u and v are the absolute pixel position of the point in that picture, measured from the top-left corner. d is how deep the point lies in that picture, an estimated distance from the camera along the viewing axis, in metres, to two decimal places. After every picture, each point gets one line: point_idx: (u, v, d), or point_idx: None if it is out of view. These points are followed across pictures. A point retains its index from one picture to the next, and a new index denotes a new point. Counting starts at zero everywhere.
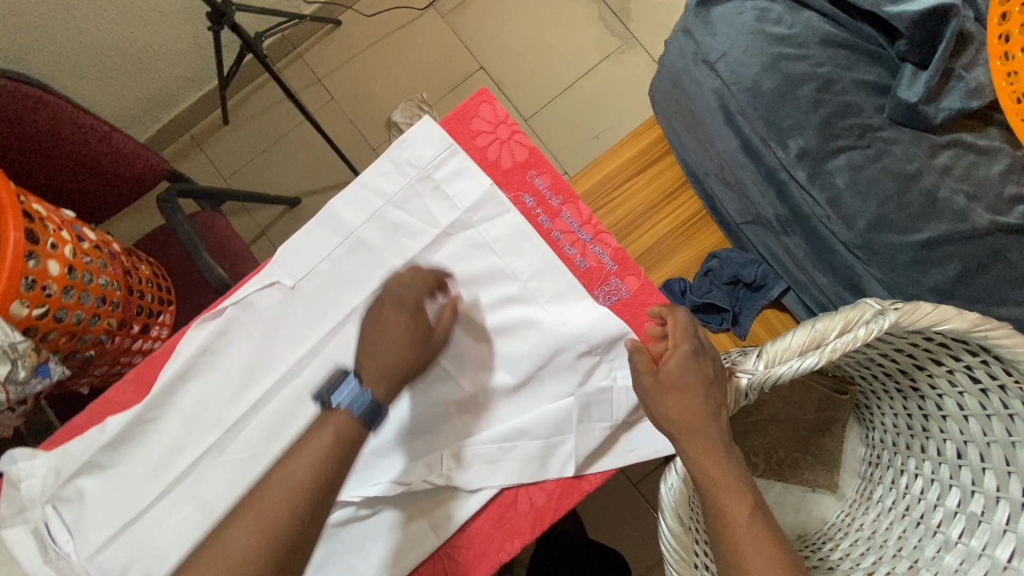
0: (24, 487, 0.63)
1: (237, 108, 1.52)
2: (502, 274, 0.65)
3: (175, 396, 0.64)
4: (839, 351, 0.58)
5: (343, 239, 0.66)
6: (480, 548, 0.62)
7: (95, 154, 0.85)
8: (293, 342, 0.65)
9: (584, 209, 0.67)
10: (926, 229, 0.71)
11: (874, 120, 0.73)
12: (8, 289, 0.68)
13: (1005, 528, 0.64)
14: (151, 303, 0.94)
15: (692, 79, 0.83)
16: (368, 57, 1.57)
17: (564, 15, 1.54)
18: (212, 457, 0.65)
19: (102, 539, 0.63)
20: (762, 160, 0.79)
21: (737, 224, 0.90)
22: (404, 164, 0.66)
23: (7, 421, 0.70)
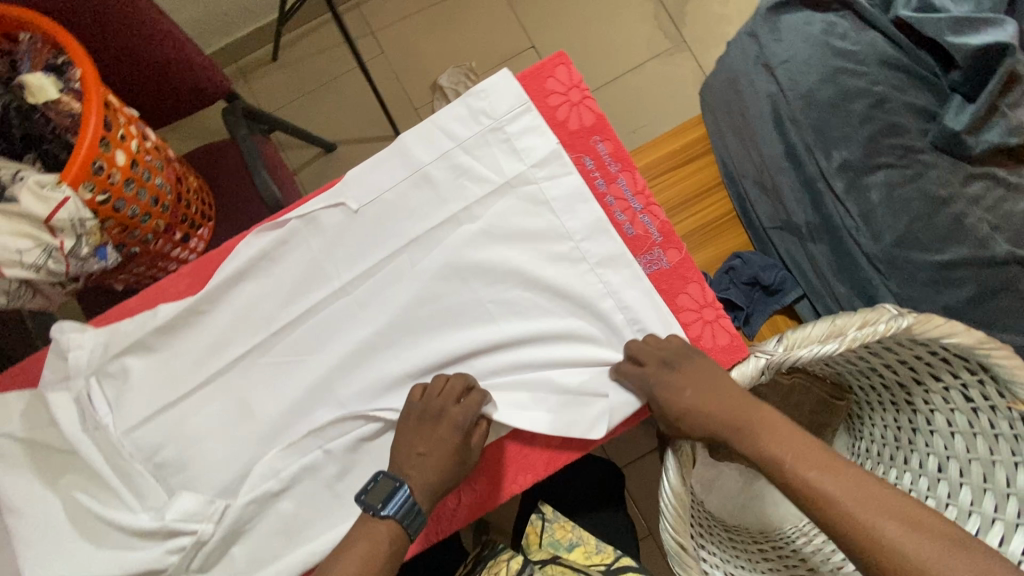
0: (71, 356, 0.66)
1: (288, 47, 1.54)
2: (552, 230, 0.69)
3: (230, 294, 0.68)
4: (858, 340, 0.63)
5: (411, 172, 0.69)
6: (496, 476, 0.67)
7: (168, 60, 0.87)
8: (348, 261, 0.69)
9: (639, 179, 0.70)
10: (947, 251, 0.76)
11: (917, 143, 0.77)
12: (79, 169, 0.68)
13: (991, 517, 0.69)
14: (195, 215, 0.93)
15: (750, 81, 0.88)
16: (424, 18, 1.59)
17: (621, 9, 1.57)
18: (255, 356, 0.68)
19: (143, 416, 0.66)
20: (803, 168, 0.85)
21: (764, 228, 0.91)
22: (480, 112, 0.69)
23: (52, 295, 0.73)
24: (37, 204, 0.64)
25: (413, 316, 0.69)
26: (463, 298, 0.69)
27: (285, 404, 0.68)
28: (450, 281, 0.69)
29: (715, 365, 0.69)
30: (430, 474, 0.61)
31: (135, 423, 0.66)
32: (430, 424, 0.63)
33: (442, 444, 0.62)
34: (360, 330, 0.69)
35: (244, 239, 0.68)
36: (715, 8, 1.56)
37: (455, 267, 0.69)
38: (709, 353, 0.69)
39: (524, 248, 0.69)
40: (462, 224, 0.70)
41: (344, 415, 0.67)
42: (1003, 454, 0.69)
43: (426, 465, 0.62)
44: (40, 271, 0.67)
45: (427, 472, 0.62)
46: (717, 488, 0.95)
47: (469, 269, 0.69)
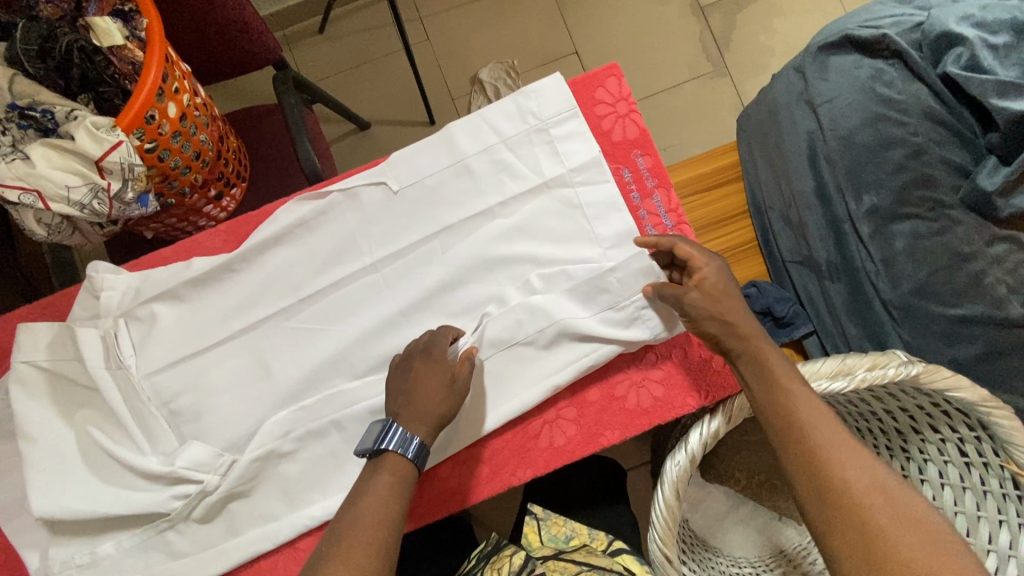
0: (103, 296, 0.68)
1: (336, 21, 1.56)
2: (582, 235, 0.71)
3: (263, 256, 0.70)
4: (866, 382, 0.66)
5: (453, 162, 0.71)
6: (496, 468, 0.69)
7: (227, 20, 0.89)
8: (382, 240, 0.71)
9: (674, 198, 0.72)
10: (962, 307, 0.77)
11: (947, 198, 0.78)
12: (133, 117, 0.69)
13: (999, 517, 0.70)
14: (231, 175, 0.94)
15: (791, 116, 0.89)
16: (473, 10, 1.60)
17: (668, 26, 1.59)
18: (280, 320, 0.70)
19: (164, 362, 0.68)
20: (832, 208, 0.86)
21: (784, 261, 0.93)
22: (528, 112, 0.71)
23: (89, 235, 0.75)
24: (91, 145, 0.66)
25: (437, 302, 0.70)
26: (489, 291, 0.71)
27: (302, 369, 0.69)
28: (478, 274, 0.71)
29: (723, 387, 0.70)
30: (422, 410, 0.62)
31: (155, 369, 0.68)
32: (420, 368, 0.64)
33: (431, 382, 0.63)
34: (384, 308, 0.70)
35: (284, 205, 0.71)
36: (761, 38, 1.57)
37: (484, 260, 0.70)
38: (718, 375, 0.70)
39: (553, 250, 0.71)
40: (496, 218, 0.71)
41: (358, 387, 0.69)
42: (990, 511, 0.71)
43: (416, 399, 0.62)
44: (83, 210, 0.68)
45: (420, 406, 0.62)
46: (704, 508, 0.96)
47: (497, 262, 0.71)
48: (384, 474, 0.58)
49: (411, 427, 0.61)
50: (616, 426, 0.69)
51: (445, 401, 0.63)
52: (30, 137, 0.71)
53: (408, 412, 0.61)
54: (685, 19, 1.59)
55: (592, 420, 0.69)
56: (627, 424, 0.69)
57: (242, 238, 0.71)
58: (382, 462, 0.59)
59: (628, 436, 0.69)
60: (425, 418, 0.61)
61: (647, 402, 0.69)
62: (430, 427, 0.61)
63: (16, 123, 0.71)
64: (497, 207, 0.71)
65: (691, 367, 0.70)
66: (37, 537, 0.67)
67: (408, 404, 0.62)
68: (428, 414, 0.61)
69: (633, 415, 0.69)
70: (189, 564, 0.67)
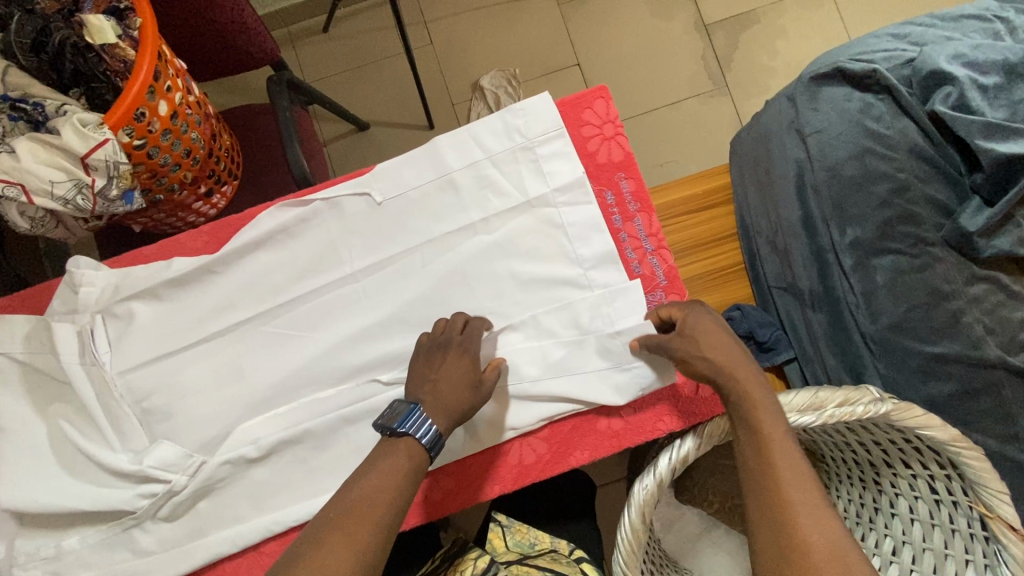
0: (81, 292, 0.69)
1: (341, 20, 1.56)
2: (562, 255, 0.71)
3: (243, 260, 0.70)
4: (836, 418, 0.66)
5: (438, 176, 0.71)
6: (464, 481, 0.70)
7: (225, 20, 0.89)
8: (363, 249, 0.71)
9: (655, 222, 0.72)
10: (939, 344, 0.77)
11: (929, 235, 0.78)
12: (121, 113, 0.70)
13: (966, 558, 0.70)
14: (222, 173, 0.95)
15: (781, 144, 0.89)
16: (478, 16, 1.60)
17: (671, 43, 1.59)
18: (257, 325, 0.70)
19: (139, 361, 0.68)
20: (817, 238, 0.86)
21: (769, 286, 0.94)
22: (514, 130, 0.71)
23: (72, 228, 0.76)
24: (75, 141, 0.66)
25: (415, 314, 0.71)
26: (466, 306, 0.71)
27: (277, 375, 0.70)
28: (457, 288, 0.71)
29: (697, 413, 0.70)
30: (447, 401, 0.61)
31: (129, 368, 0.68)
32: (446, 361, 0.63)
33: (458, 376, 0.62)
34: (361, 318, 0.71)
35: (267, 210, 0.71)
36: (763, 59, 1.58)
37: (463, 275, 0.71)
38: (693, 401, 0.70)
39: (535, 268, 0.71)
40: (478, 234, 0.71)
41: (330, 396, 0.69)
42: (957, 550, 0.71)
43: (442, 390, 0.61)
44: (67, 206, 0.69)
45: (445, 397, 0.61)
46: (676, 530, 0.96)
47: (476, 278, 0.71)
48: (395, 458, 0.56)
49: (433, 415, 0.60)
50: (586, 447, 0.70)
51: (470, 399, 0.62)
52: (19, 129, 0.72)
53: (429, 401, 0.61)
54: (689, 36, 1.59)
55: (562, 440, 0.70)
56: (598, 444, 0.69)
57: (224, 240, 0.72)
58: (399, 442, 0.57)
59: (598, 457, 0.70)
60: (447, 411, 0.61)
61: (619, 424, 0.69)
62: (449, 421, 0.60)
63: (6, 114, 0.72)
64: (479, 223, 0.71)
65: (665, 392, 0.70)
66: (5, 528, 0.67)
67: (433, 390, 0.61)
68: (448, 407, 0.61)
69: (603, 437, 0.69)
70: (153, 563, 0.67)
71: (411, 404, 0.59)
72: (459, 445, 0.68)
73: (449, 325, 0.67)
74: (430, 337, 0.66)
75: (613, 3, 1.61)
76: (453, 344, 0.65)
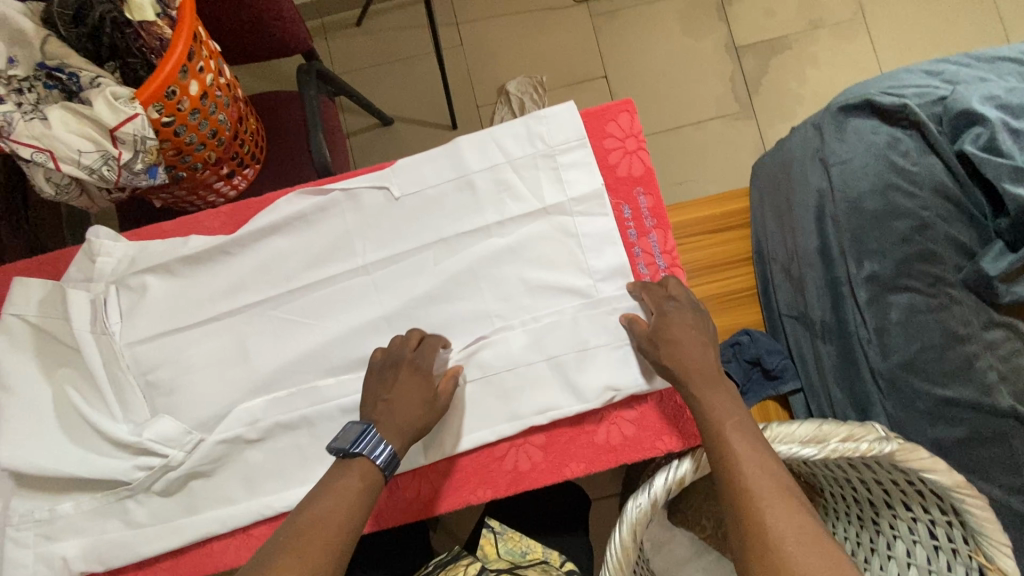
0: (98, 262, 0.70)
1: (375, 16, 1.58)
2: (574, 264, 0.71)
3: (258, 243, 0.71)
4: (838, 452, 0.65)
5: (457, 176, 0.71)
6: (457, 483, 0.69)
7: (261, 7, 0.90)
8: (377, 242, 0.71)
9: (670, 239, 0.71)
10: (951, 388, 0.76)
11: (949, 275, 0.77)
12: (155, 89, 0.71)
13: None
14: (245, 155, 0.96)
15: (803, 172, 0.89)
16: (510, 22, 1.61)
17: (701, 62, 1.59)
18: (266, 309, 0.71)
19: (148, 334, 0.69)
20: (832, 269, 0.85)
21: (780, 314, 0.94)
22: (536, 136, 0.71)
23: (96, 198, 0.77)
24: (105, 113, 0.67)
25: (422, 312, 0.71)
26: (473, 307, 0.71)
27: (281, 359, 0.70)
28: (465, 289, 0.71)
29: (699, 434, 0.69)
30: (400, 420, 0.62)
31: (137, 340, 0.69)
32: (402, 377, 0.64)
33: (412, 396, 0.63)
34: (369, 310, 0.71)
35: (286, 196, 0.72)
36: (792, 85, 1.57)
37: (473, 276, 0.71)
38: (695, 423, 0.69)
39: (543, 276, 0.71)
40: (492, 236, 0.71)
41: (331, 385, 0.69)
42: None
43: (395, 410, 0.62)
44: (92, 175, 0.70)
45: (396, 417, 0.62)
46: (666, 551, 0.95)
47: (486, 281, 0.71)
48: (352, 476, 0.57)
49: (387, 436, 0.60)
50: (582, 459, 0.69)
51: (424, 416, 0.63)
52: (52, 98, 0.73)
53: (386, 420, 0.61)
54: (719, 57, 1.59)
55: (558, 450, 0.69)
56: (595, 457, 0.69)
57: (240, 222, 0.73)
58: (354, 463, 0.58)
59: (593, 470, 0.69)
60: (402, 431, 0.61)
61: (618, 439, 0.69)
62: (404, 440, 0.61)
63: (41, 81, 0.73)
64: (493, 226, 0.71)
65: (667, 410, 0.69)
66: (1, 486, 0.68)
67: (388, 410, 0.62)
68: (404, 426, 0.61)
69: (600, 451, 0.69)
70: (142, 536, 0.67)
71: (364, 424, 0.60)
72: (457, 443, 0.68)
73: (401, 342, 0.67)
74: (383, 355, 0.67)
75: (646, 19, 1.61)
76: (406, 361, 0.65)
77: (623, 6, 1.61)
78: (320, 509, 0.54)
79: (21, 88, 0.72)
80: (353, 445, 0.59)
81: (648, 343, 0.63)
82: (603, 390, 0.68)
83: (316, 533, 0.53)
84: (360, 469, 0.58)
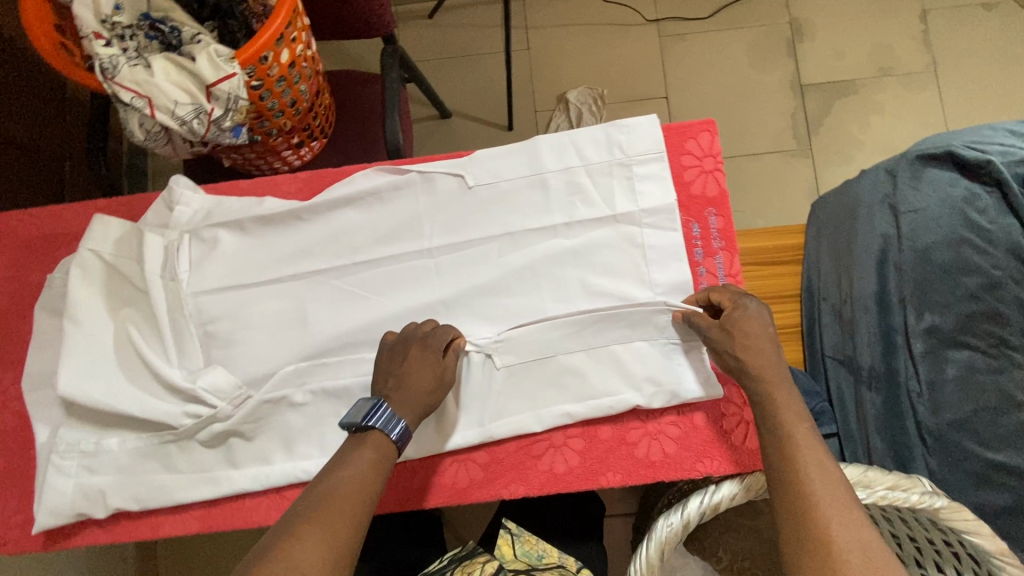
0: (175, 210, 0.72)
1: (448, 11, 1.60)
2: (635, 275, 0.70)
3: (330, 212, 0.72)
4: (886, 500, 0.64)
5: (532, 173, 0.72)
6: (491, 474, 0.69)
7: None
8: (444, 227, 0.72)
9: (737, 263, 0.71)
10: (1001, 452, 0.75)
11: (1013, 338, 0.76)
12: (252, 54, 0.74)
13: None
14: (316, 128, 0.98)
15: (869, 216, 0.88)
16: (578, 33, 1.63)
17: (763, 96, 1.58)
18: (328, 277, 0.72)
19: (212, 287, 0.71)
20: (888, 317, 0.84)
21: (823, 355, 0.93)
22: (615, 144, 0.72)
23: (173, 151, 0.78)
24: (207, 69, 0.69)
25: (479, 301, 0.71)
26: (529, 303, 0.71)
27: (336, 329, 0.71)
28: (525, 284, 0.71)
29: (741, 462, 0.68)
30: (411, 396, 0.63)
31: (202, 290, 0.70)
32: (414, 355, 0.65)
33: (423, 372, 0.64)
34: (427, 293, 0.72)
35: (363, 171, 0.73)
36: (853, 129, 1.56)
37: (534, 273, 0.71)
38: (738, 451, 0.68)
39: (604, 283, 0.71)
40: (557, 236, 0.72)
41: None
42: None
43: (407, 385, 0.63)
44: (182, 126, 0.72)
45: (410, 392, 0.63)
46: None
47: (547, 280, 0.71)
48: (368, 450, 0.59)
49: (399, 410, 0.62)
50: (618, 469, 0.69)
51: (434, 393, 0.64)
52: (152, 49, 0.76)
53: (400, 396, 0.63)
54: (783, 93, 1.58)
55: (596, 456, 0.69)
56: (632, 469, 0.68)
57: (314, 190, 0.74)
58: (368, 437, 0.59)
59: (629, 482, 0.69)
60: (413, 405, 0.63)
61: (658, 455, 0.68)
62: (415, 413, 0.63)
63: (144, 32, 0.76)
64: (560, 227, 0.71)
65: (711, 433, 0.69)
66: (53, 415, 0.70)
67: (399, 385, 0.64)
68: (415, 400, 0.63)
69: (639, 465, 0.68)
70: (180, 481, 0.69)
71: (375, 401, 0.62)
72: (497, 434, 0.68)
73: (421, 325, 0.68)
74: (398, 336, 0.68)
75: (713, 47, 1.62)
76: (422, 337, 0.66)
77: (692, 31, 1.62)
78: (340, 481, 0.56)
79: (125, 35, 0.73)
80: (365, 419, 0.60)
81: (716, 331, 0.63)
82: (652, 396, 0.68)
83: (343, 509, 0.54)
84: (376, 446, 0.59)
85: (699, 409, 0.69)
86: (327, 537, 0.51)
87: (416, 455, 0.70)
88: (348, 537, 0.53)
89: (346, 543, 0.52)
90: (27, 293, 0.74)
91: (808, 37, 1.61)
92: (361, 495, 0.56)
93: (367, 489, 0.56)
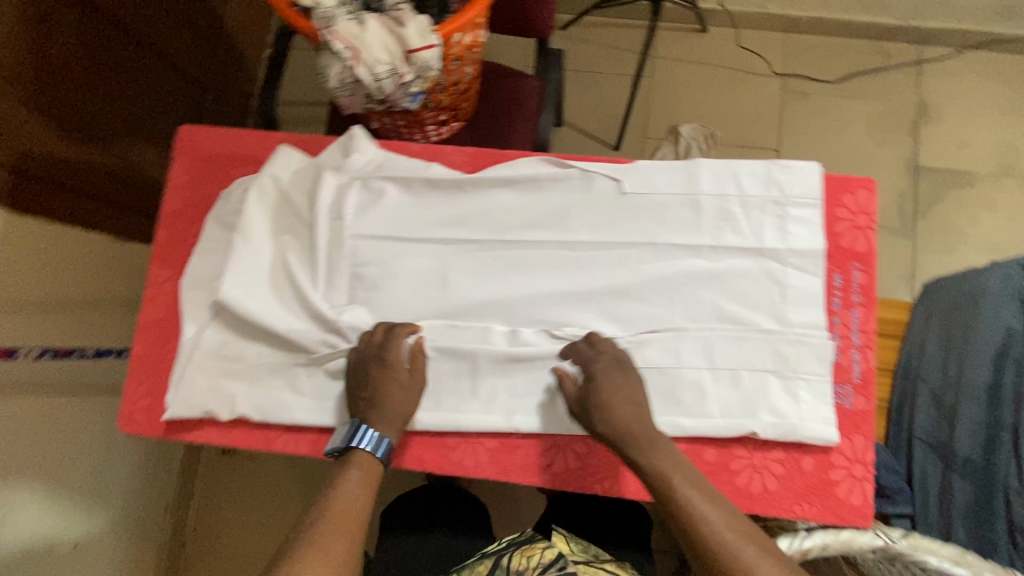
0: (351, 156, 0.77)
1: (581, 25, 1.65)
2: (769, 310, 0.72)
3: (489, 188, 0.76)
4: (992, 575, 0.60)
5: (687, 193, 0.74)
6: (590, 468, 0.71)
7: None
8: (593, 225, 0.75)
9: (872, 321, 0.72)
10: None
11: None
12: (447, 33, 0.78)
13: None
14: (463, 109, 1.04)
15: (993, 307, 0.88)
16: (702, 71, 1.64)
17: (875, 170, 1.58)
18: (474, 249, 0.76)
19: (371, 233, 0.76)
20: (997, 411, 0.85)
21: (912, 436, 0.92)
22: (773, 182, 0.74)
23: (348, 103, 0.83)
24: (415, 35, 0.74)
25: (612, 303, 0.73)
26: (662, 313, 0.73)
27: (473, 298, 0.75)
28: (660, 294, 0.73)
29: (838, 512, 0.69)
30: (385, 413, 0.68)
31: (360, 235, 0.75)
32: (380, 374, 0.69)
33: (392, 390, 0.69)
34: (565, 283, 0.74)
35: (527, 157, 0.77)
36: (962, 221, 1.53)
37: (672, 286, 0.73)
38: (838, 502, 0.69)
39: (737, 310, 0.72)
40: (700, 257, 0.74)
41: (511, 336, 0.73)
42: None
43: (383, 399, 0.69)
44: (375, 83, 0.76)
45: (388, 407, 0.69)
46: None
47: (681, 296, 0.73)
48: (353, 468, 0.65)
49: (379, 426, 0.68)
50: None
51: (409, 401, 0.70)
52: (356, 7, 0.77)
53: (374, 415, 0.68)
54: (895, 171, 1.58)
55: None
56: (729, 494, 0.70)
57: (478, 165, 0.78)
58: (353, 455, 0.66)
59: None
60: (391, 417, 0.69)
61: (757, 488, 0.70)
62: (397, 428, 0.69)
63: None
64: (705, 249, 0.74)
65: (813, 478, 0.70)
66: (203, 316, 0.75)
67: (373, 406, 0.69)
68: (396, 414, 0.69)
69: (736, 492, 0.70)
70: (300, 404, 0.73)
71: (353, 423, 0.68)
72: None
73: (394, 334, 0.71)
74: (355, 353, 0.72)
75: (833, 112, 1.62)
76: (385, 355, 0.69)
77: (816, 92, 1.63)
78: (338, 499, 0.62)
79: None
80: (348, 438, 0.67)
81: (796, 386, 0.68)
82: (766, 426, 0.69)
83: (353, 523, 0.60)
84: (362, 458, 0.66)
85: (807, 454, 0.70)
86: (332, 549, 0.57)
87: (523, 433, 0.72)
88: (350, 546, 0.59)
89: (349, 548, 0.58)
90: (198, 202, 0.80)
91: (931, 121, 1.60)
92: (357, 506, 0.62)
93: (359, 502, 0.63)
